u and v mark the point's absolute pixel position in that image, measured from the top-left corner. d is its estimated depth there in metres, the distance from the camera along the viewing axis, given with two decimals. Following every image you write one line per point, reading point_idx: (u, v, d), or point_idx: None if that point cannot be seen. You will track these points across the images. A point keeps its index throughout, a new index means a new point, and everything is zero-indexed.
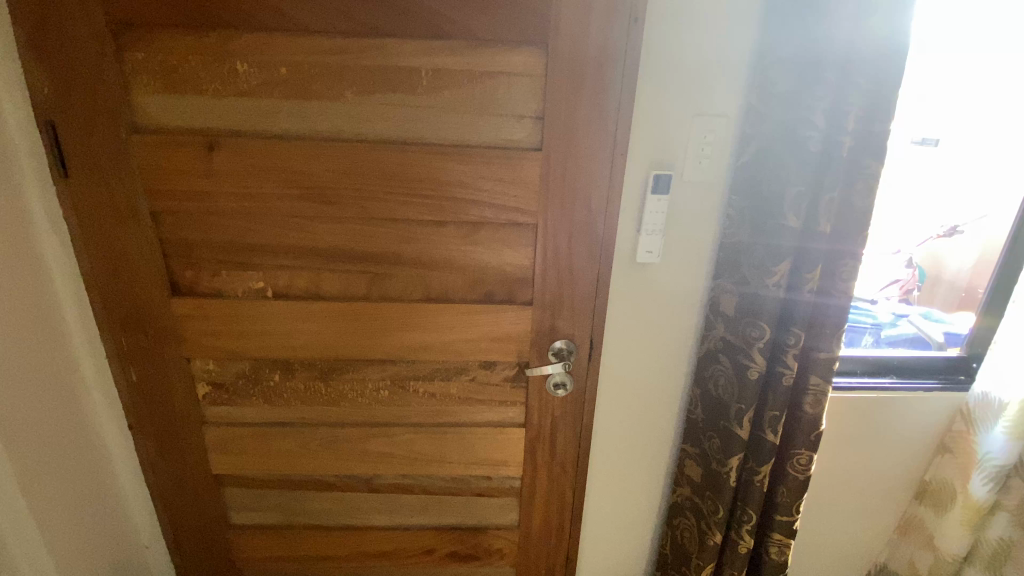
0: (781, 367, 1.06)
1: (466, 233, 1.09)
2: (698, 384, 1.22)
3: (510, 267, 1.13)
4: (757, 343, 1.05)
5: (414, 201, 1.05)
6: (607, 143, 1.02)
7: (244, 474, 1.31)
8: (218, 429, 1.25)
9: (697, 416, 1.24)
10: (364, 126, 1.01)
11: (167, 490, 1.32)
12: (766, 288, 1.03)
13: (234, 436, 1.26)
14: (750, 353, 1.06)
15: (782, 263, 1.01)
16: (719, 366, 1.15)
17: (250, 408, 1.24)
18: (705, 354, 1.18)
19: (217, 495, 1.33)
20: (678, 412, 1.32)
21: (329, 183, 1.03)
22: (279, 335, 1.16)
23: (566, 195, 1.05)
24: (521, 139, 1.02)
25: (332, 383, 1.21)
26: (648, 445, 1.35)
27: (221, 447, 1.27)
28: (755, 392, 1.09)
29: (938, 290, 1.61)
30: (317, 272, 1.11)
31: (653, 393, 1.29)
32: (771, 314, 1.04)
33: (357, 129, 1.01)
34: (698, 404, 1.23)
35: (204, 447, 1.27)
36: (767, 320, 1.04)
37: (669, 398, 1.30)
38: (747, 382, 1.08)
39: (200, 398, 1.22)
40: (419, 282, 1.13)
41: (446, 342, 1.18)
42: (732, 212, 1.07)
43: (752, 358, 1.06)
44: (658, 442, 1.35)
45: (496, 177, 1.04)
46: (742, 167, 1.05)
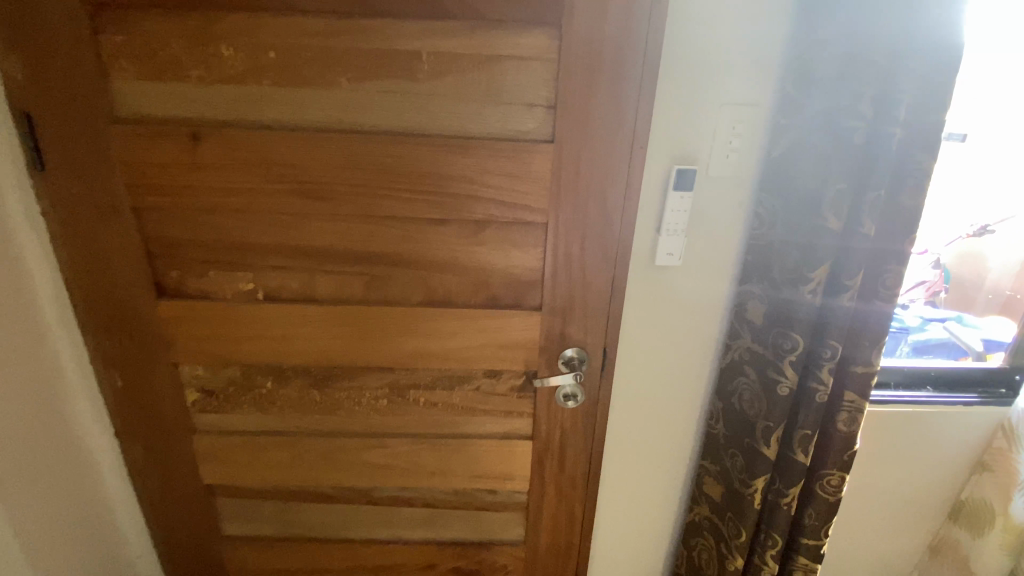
0: (815, 383, 0.97)
1: (471, 232, 1.01)
2: (720, 397, 1.13)
3: (518, 270, 1.04)
4: (789, 357, 0.96)
5: (414, 198, 0.97)
6: (626, 135, 0.93)
7: (236, 484, 1.25)
8: (208, 437, 1.19)
9: (719, 432, 1.15)
10: (360, 116, 0.92)
11: (157, 500, 1.26)
12: (801, 297, 0.93)
13: (225, 446, 1.20)
14: (781, 367, 0.97)
15: (820, 269, 0.91)
16: (744, 379, 1.06)
17: (241, 417, 1.17)
18: (729, 366, 1.09)
19: (209, 504, 1.27)
20: (698, 425, 1.23)
21: (322, 177, 0.95)
22: (271, 341, 1.09)
23: (580, 191, 0.96)
24: (530, 130, 0.93)
25: (328, 391, 1.14)
26: (664, 460, 1.27)
27: (212, 456, 1.21)
28: (785, 409, 0.99)
29: (969, 293, 1.51)
30: (310, 274, 1.03)
31: (671, 406, 1.21)
32: (806, 325, 0.94)
33: (352, 119, 0.93)
34: (719, 419, 1.14)
35: (195, 455, 1.21)
36: (801, 332, 0.95)
37: (687, 410, 1.21)
38: (777, 398, 0.99)
39: (189, 405, 1.16)
40: (420, 285, 1.05)
41: (448, 350, 1.10)
42: (762, 212, 0.98)
43: (783, 372, 0.97)
44: (675, 457, 1.26)
45: (503, 172, 0.95)
46: (774, 162, 0.95)
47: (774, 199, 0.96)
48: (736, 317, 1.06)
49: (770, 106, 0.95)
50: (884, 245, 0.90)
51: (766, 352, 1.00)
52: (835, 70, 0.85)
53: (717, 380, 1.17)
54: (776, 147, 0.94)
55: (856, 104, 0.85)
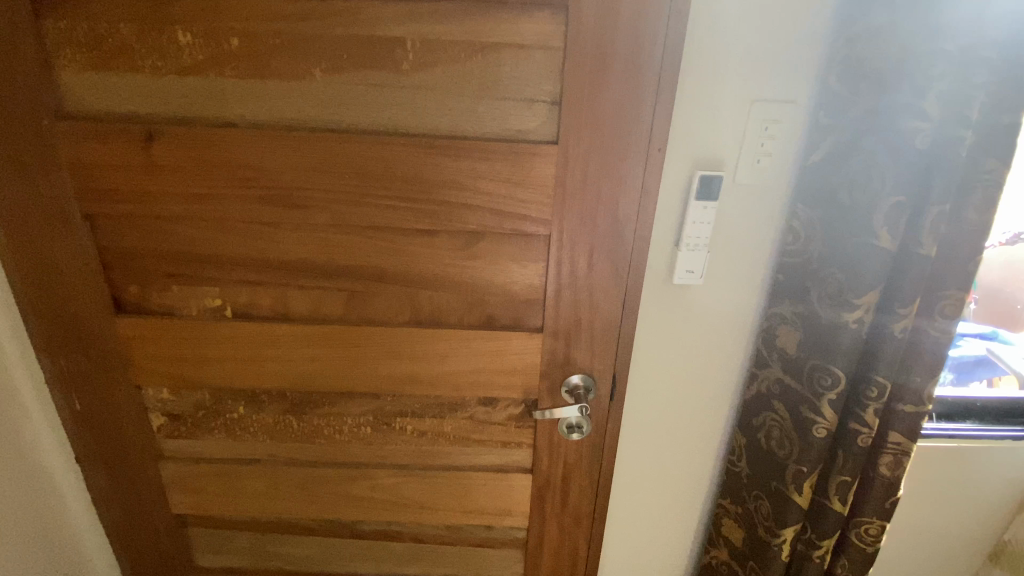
0: (857, 425, 0.84)
1: (464, 244, 0.89)
2: (744, 432, 1.00)
3: (517, 287, 0.93)
4: (827, 395, 0.83)
5: (398, 207, 0.85)
6: (641, 136, 0.80)
7: (209, 514, 1.15)
8: (177, 465, 1.09)
9: (741, 471, 1.02)
10: (336, 113, 0.81)
11: (124, 531, 1.15)
12: (843, 327, 0.80)
13: (194, 474, 1.09)
14: (818, 406, 0.84)
15: (867, 296, 0.78)
16: (773, 414, 0.93)
17: (212, 443, 1.07)
18: (755, 398, 0.96)
19: (181, 535, 1.17)
20: (716, 459, 1.10)
21: (293, 182, 0.84)
22: (241, 363, 0.98)
23: (588, 200, 0.84)
24: (531, 129, 0.81)
25: (305, 418, 1.03)
26: (678, 497, 1.14)
27: (181, 484, 1.11)
28: (821, 453, 0.87)
29: (1004, 307, 1.38)
30: (283, 291, 0.92)
31: (687, 438, 1.08)
32: (848, 359, 0.81)
33: (328, 116, 0.81)
34: (741, 456, 1.02)
35: (163, 483, 1.11)
36: (843, 367, 0.82)
37: (705, 443, 1.09)
38: (812, 441, 0.86)
39: (155, 430, 1.06)
40: (406, 303, 0.93)
41: (438, 375, 0.98)
42: (797, 226, 0.85)
43: (821, 412, 0.84)
44: (691, 494, 1.14)
45: (500, 177, 0.83)
46: (813, 168, 0.82)
47: (812, 211, 0.83)
48: (764, 344, 0.93)
49: (807, 103, 0.83)
50: (943, 268, 0.77)
51: (800, 387, 0.87)
52: (891, 60, 0.72)
53: (738, 411, 1.05)
54: (815, 151, 0.81)
55: (916, 101, 0.71)
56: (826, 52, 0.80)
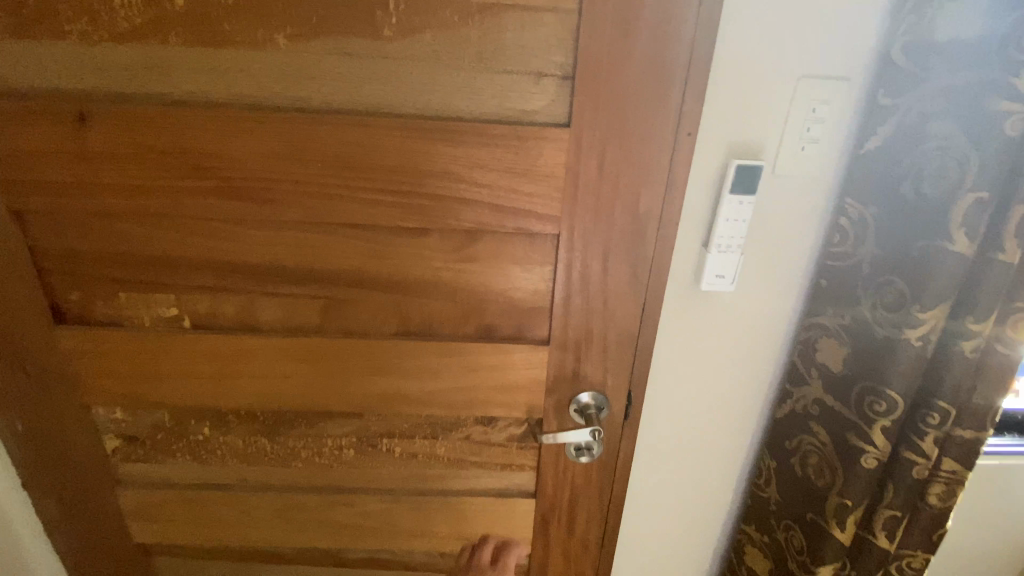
0: (912, 456, 0.74)
1: (459, 245, 0.76)
2: (773, 456, 0.89)
3: (520, 294, 0.80)
4: (879, 421, 0.72)
5: (381, 201, 0.72)
6: (668, 118, 0.68)
7: (177, 543, 1.03)
8: (137, 490, 0.97)
9: (769, 498, 0.92)
10: (305, 89, 0.68)
11: (80, 563, 1.04)
12: (903, 346, 0.69)
13: (157, 501, 0.98)
14: (871, 434, 0.74)
15: (933, 309, 0.67)
16: (811, 439, 0.82)
17: (176, 467, 0.96)
18: (788, 418, 0.85)
19: (145, 566, 1.05)
20: (739, 481, 1.00)
21: (256, 173, 0.71)
22: (203, 380, 0.85)
23: (603, 194, 0.72)
24: (539, 109, 0.69)
25: (279, 440, 0.91)
26: (696, 521, 1.04)
27: (144, 512, 0.99)
28: (868, 485, 0.77)
29: None
30: (249, 298, 0.80)
31: (708, 459, 0.97)
32: (906, 382, 0.70)
33: (295, 92, 0.68)
34: (770, 482, 0.91)
35: (122, 511, 0.99)
36: (901, 391, 0.71)
37: (728, 464, 0.98)
38: (861, 472, 0.76)
39: (110, 454, 0.95)
40: (393, 312, 0.81)
41: (430, 393, 0.86)
42: (846, 225, 0.73)
43: (874, 442, 0.73)
44: (710, 518, 1.03)
45: (501, 166, 0.70)
46: (866, 157, 0.70)
47: (867, 208, 0.71)
48: (799, 359, 0.82)
49: (863, 79, 0.70)
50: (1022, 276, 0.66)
51: (847, 411, 0.76)
52: (976, 28, 0.60)
53: (767, 428, 0.94)
54: (871, 138, 0.69)
55: (1008, 78, 0.59)
56: (888, 17, 0.67)
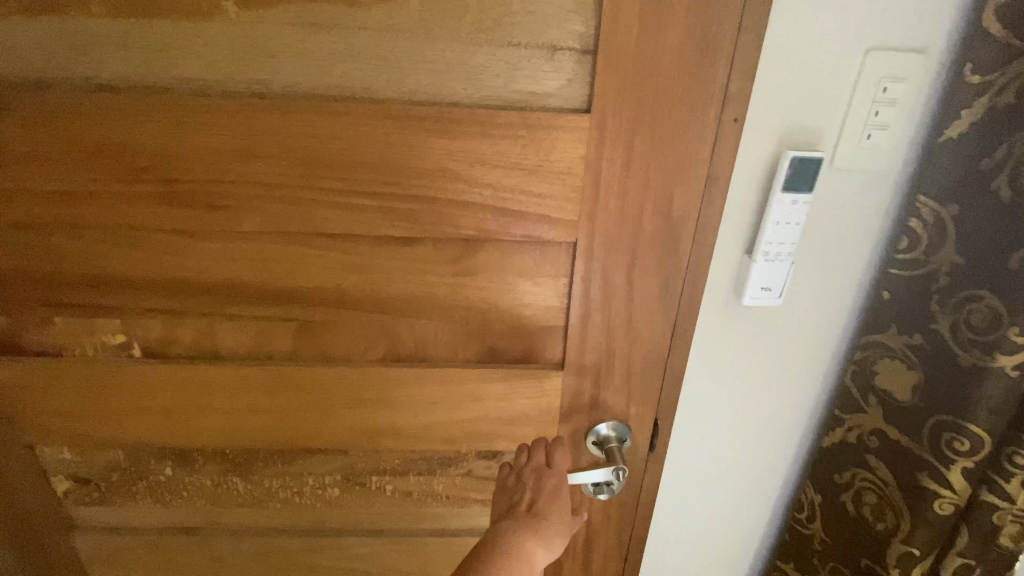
0: (994, 498, 0.62)
1: (456, 257, 0.64)
2: (818, 488, 0.79)
3: (529, 312, 0.68)
4: (958, 460, 0.62)
5: (362, 206, 0.59)
6: (710, 101, 0.56)
7: None
8: (94, 536, 0.86)
9: (812, 534, 0.81)
10: (263, 69, 0.55)
11: None
12: (992, 375, 0.58)
13: (118, 548, 0.86)
14: (947, 474, 0.63)
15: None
16: (867, 474, 0.71)
17: (137, 509, 0.84)
18: (837, 448, 0.75)
19: None
20: (775, 512, 0.89)
21: (208, 174, 0.58)
22: (161, 416, 0.73)
23: (630, 195, 0.60)
24: (552, 92, 0.56)
25: (253, 479, 0.80)
26: (725, 553, 0.93)
27: (103, 559, 0.88)
28: (937, 530, 0.66)
29: None
30: (209, 322, 0.67)
31: (740, 488, 0.87)
32: (993, 415, 0.59)
33: (251, 73, 0.55)
34: (814, 518, 0.81)
35: (79, 559, 0.87)
36: (987, 427, 0.60)
37: (764, 493, 0.87)
38: (932, 517, 0.65)
39: (61, 496, 0.83)
40: (379, 335, 0.68)
41: (425, 425, 0.74)
42: (917, 227, 0.63)
43: (950, 483, 0.63)
44: (742, 550, 0.93)
45: (506, 162, 0.58)
46: (950, 148, 0.59)
47: (947, 207, 0.60)
48: (853, 381, 0.72)
49: (944, 52, 0.58)
50: None
51: (919, 447, 0.65)
52: None
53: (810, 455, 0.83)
54: (955, 126, 0.58)
55: None
56: None
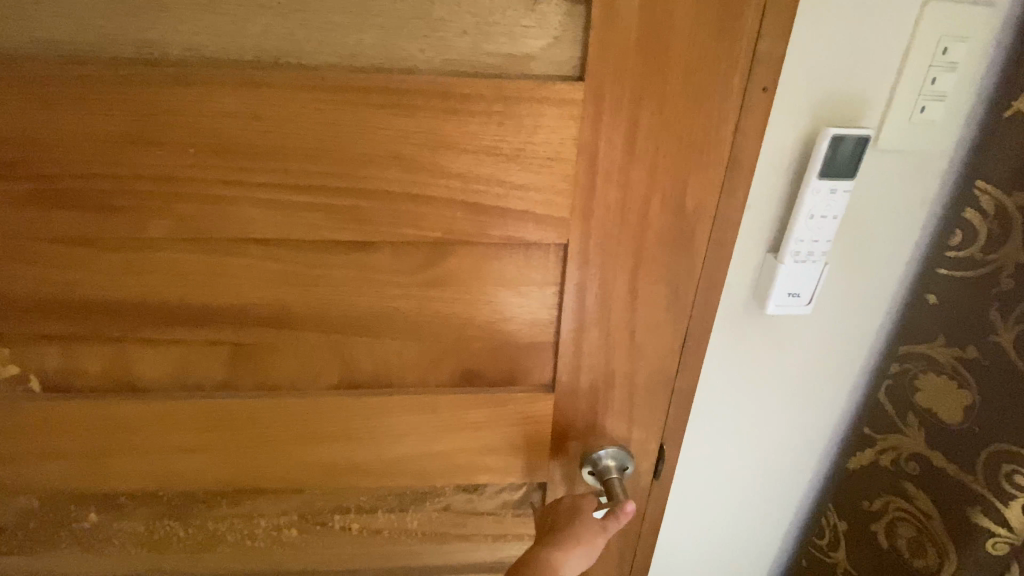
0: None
1: (421, 264, 0.52)
2: (846, 517, 0.78)
3: (512, 327, 0.57)
4: (1020, 497, 0.58)
5: (296, 204, 0.47)
6: (735, 65, 0.44)
7: None
8: None
9: (838, 562, 0.80)
10: (152, 24, 0.41)
11: None
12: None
13: None
14: (1004, 511, 0.60)
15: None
16: (903, 504, 0.70)
17: (57, 562, 0.71)
18: (870, 467, 0.74)
19: None
20: (795, 522, 0.86)
21: (92, 165, 0.45)
22: (74, 460, 0.61)
23: (633, 184, 0.48)
24: (534, 55, 0.44)
25: (196, 523, 0.68)
26: (738, 564, 0.89)
27: None
28: (984, 567, 0.64)
29: None
30: (120, 349, 0.54)
31: (750, 497, 0.82)
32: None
33: (134, 30, 0.41)
34: (837, 545, 0.80)
35: None
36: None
37: (783, 501, 0.83)
38: (980, 555, 0.63)
39: None
40: (331, 358, 0.57)
41: (392, 458, 0.63)
42: (976, 219, 0.59)
43: (1006, 521, 0.60)
44: (758, 562, 0.89)
45: (478, 145, 0.46)
46: (1016, 126, 0.55)
47: (1014, 195, 0.55)
48: (889, 398, 0.71)
49: (1012, 11, 0.53)
50: None
51: (971, 479, 0.63)
52: None
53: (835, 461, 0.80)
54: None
55: None
56: None
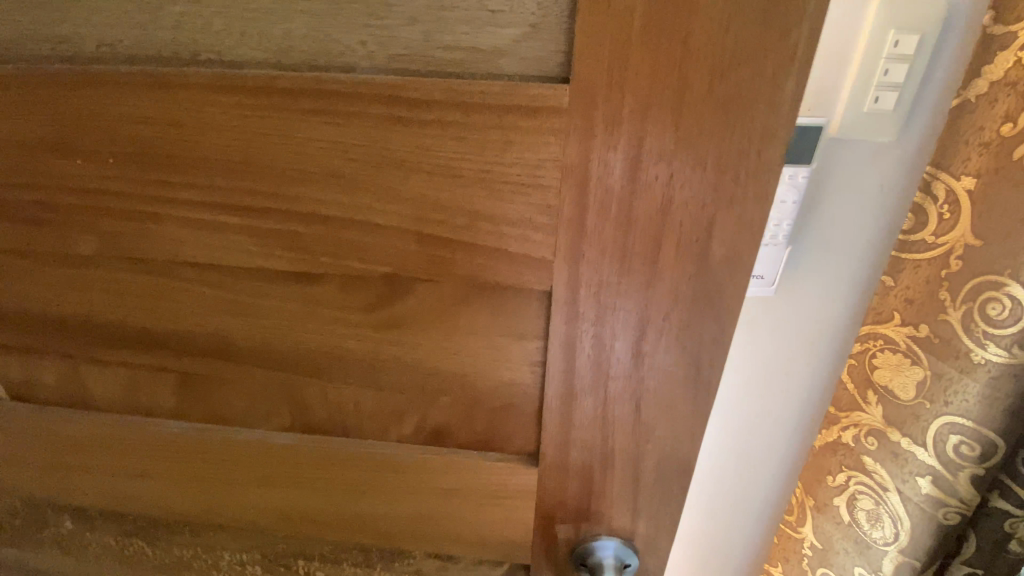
0: (1005, 506, 0.51)
1: (373, 302, 0.43)
2: (812, 492, 0.64)
3: (487, 383, 0.46)
4: (965, 467, 0.51)
5: (223, 225, 0.40)
6: (786, 61, 0.31)
7: None
8: None
9: (803, 541, 0.67)
10: (63, 14, 0.35)
11: None
12: (994, 372, 0.48)
13: None
14: (948, 480, 0.53)
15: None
16: (865, 480, 0.58)
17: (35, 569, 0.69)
18: (833, 450, 0.61)
19: None
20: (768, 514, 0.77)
21: (9, 175, 0.40)
22: (43, 469, 0.58)
23: (637, 220, 0.36)
24: (506, 49, 0.33)
25: (162, 547, 0.64)
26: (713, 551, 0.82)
27: None
28: (937, 539, 0.56)
29: None
30: (71, 367, 0.51)
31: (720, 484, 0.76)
32: (1003, 416, 0.49)
33: (45, 20, 0.35)
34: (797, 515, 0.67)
35: None
36: (995, 425, 0.49)
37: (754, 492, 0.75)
38: (938, 531, 0.55)
39: None
40: (283, 397, 0.50)
41: (353, 511, 0.55)
42: (926, 204, 0.49)
43: (956, 491, 0.53)
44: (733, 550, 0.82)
45: (431, 165, 0.36)
46: (961, 118, 0.46)
47: (962, 179, 0.47)
48: (850, 378, 0.58)
49: None
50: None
51: (924, 454, 0.53)
52: None
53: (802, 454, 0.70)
54: (977, 84, 0.45)
55: None
56: None
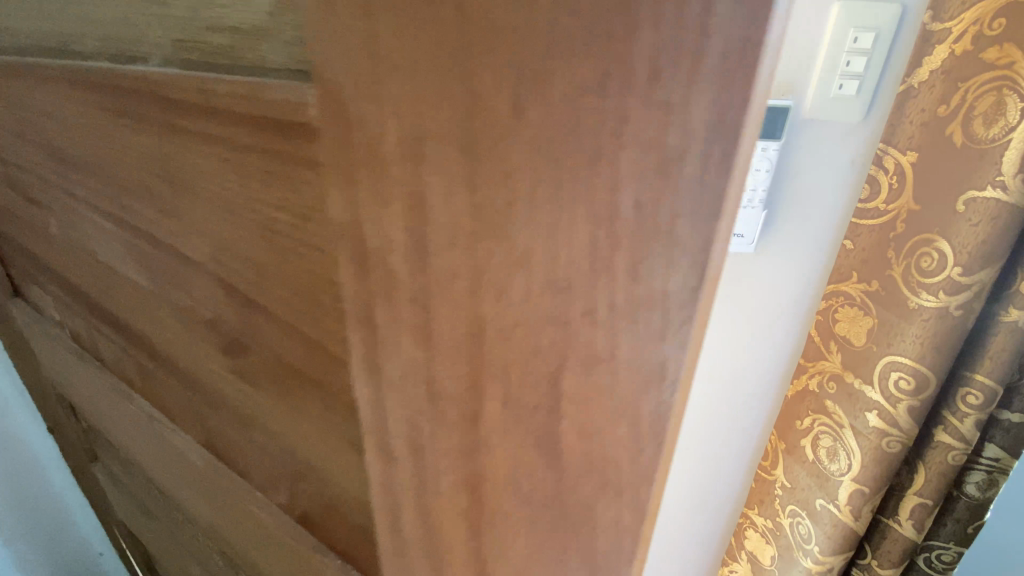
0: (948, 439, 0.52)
1: (219, 348, 0.35)
2: (785, 437, 0.60)
3: (335, 491, 0.34)
4: None
5: (107, 228, 0.37)
6: None
7: (138, 548, 0.93)
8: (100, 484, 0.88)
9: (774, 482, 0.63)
10: None
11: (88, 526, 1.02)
12: (927, 320, 0.46)
13: (114, 502, 0.88)
14: (892, 415, 0.50)
15: (986, 222, 0.42)
16: (827, 420, 0.55)
17: (114, 479, 0.82)
18: (801, 397, 0.58)
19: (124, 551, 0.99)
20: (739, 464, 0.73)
21: (12, 156, 0.44)
22: (94, 406, 0.68)
23: (442, 345, 0.20)
24: (264, 30, 0.20)
25: (166, 505, 0.69)
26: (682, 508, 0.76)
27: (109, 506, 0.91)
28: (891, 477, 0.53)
29: None
30: (89, 329, 0.56)
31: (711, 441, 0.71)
32: (938, 355, 0.47)
33: None
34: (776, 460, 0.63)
35: (98, 496, 0.92)
36: (932, 361, 0.47)
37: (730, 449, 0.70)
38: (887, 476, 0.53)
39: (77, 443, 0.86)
40: (195, 414, 0.46)
41: (253, 560, 0.49)
42: (878, 176, 0.47)
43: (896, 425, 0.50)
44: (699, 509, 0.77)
45: (212, 196, 0.26)
46: (905, 103, 0.44)
47: (906, 155, 0.45)
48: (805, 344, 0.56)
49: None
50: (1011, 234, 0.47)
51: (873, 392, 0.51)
52: None
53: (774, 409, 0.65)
54: (919, 72, 0.43)
55: None
56: None
